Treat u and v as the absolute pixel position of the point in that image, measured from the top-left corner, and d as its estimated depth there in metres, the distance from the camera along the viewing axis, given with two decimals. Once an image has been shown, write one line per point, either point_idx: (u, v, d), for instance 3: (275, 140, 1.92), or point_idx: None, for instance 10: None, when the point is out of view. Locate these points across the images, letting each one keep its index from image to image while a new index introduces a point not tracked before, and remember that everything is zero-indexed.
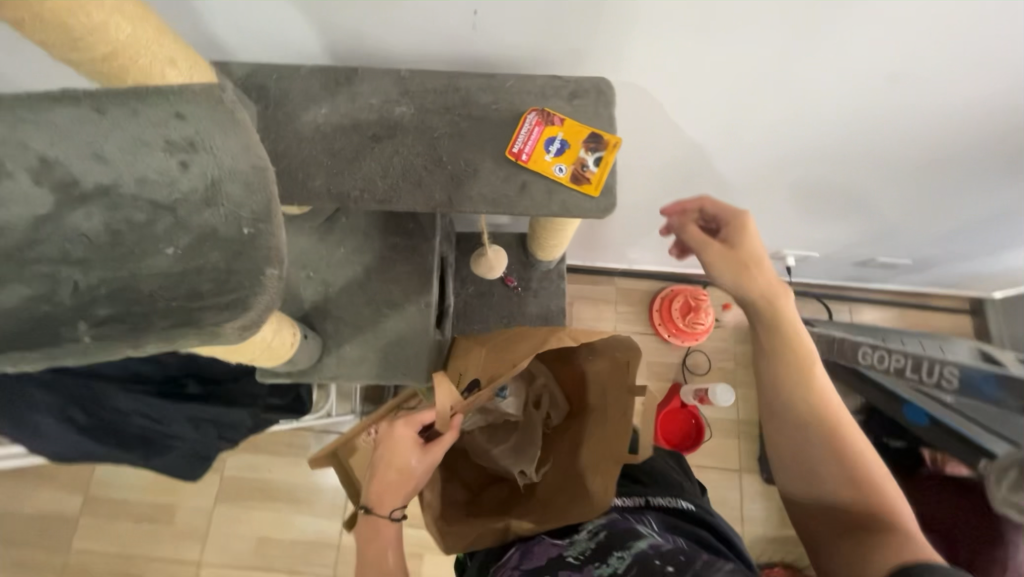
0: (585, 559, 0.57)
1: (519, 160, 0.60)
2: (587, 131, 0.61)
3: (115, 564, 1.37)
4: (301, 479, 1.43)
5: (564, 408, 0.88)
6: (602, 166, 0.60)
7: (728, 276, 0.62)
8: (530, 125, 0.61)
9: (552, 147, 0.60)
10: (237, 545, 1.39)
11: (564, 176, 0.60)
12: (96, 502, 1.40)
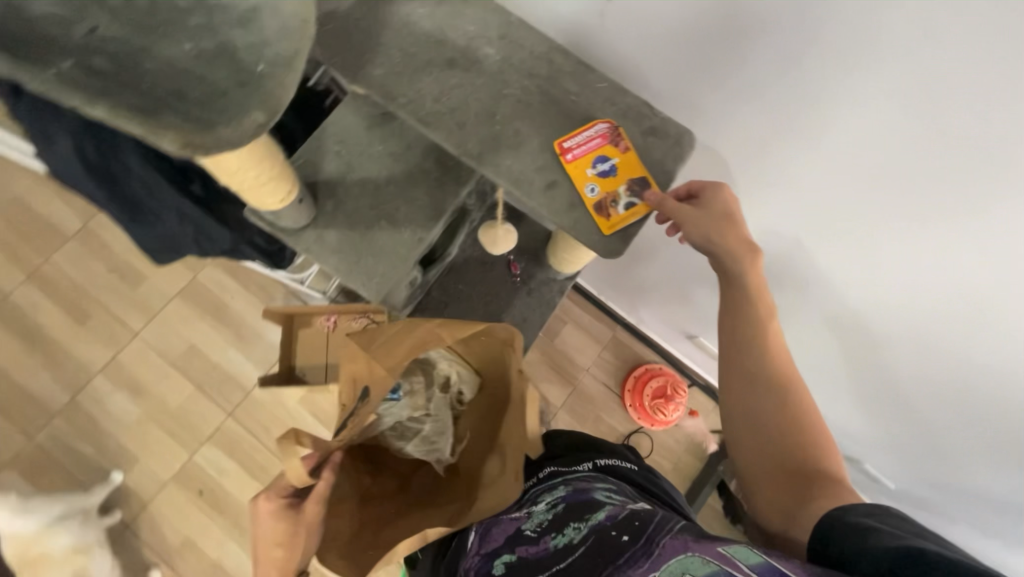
0: (541, 530, 0.61)
1: (563, 156, 0.59)
2: (640, 173, 0.61)
3: (75, 293, 1.49)
4: (253, 320, 1.51)
5: (474, 381, 0.90)
6: (631, 211, 0.60)
7: (703, 234, 0.58)
8: (594, 133, 0.60)
9: (598, 165, 0.59)
10: (171, 339, 1.49)
11: (591, 197, 0.60)
12: (89, 235, 1.52)
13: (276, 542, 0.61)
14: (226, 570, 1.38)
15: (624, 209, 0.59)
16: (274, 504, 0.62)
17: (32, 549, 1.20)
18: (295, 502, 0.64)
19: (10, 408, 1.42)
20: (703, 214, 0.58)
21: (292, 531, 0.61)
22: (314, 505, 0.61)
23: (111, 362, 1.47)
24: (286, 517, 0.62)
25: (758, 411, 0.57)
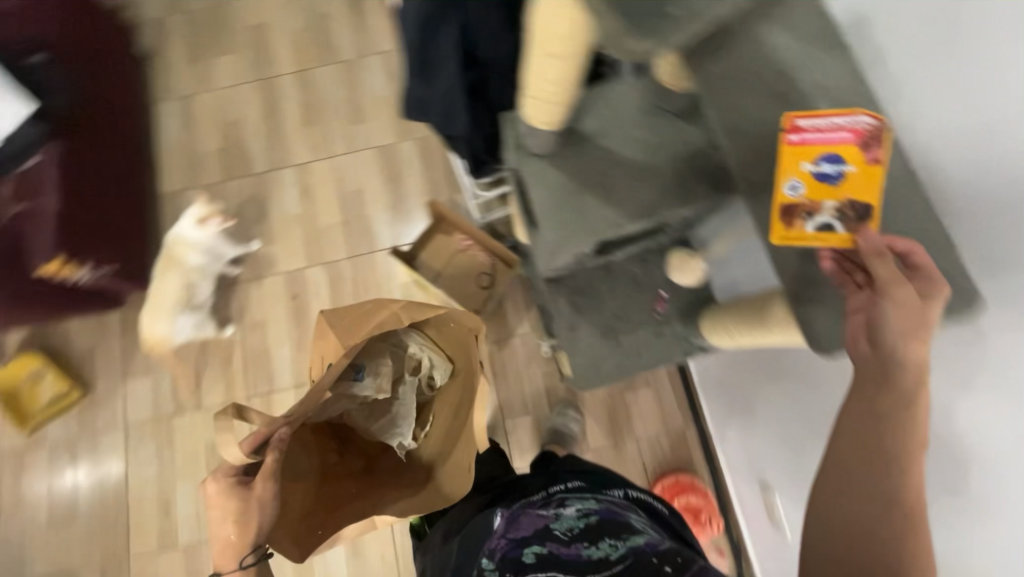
0: (572, 535, 0.75)
1: (789, 139, 0.65)
2: (863, 198, 0.62)
3: (320, 102, 1.78)
4: (413, 203, 1.67)
5: (444, 369, 1.17)
6: (824, 234, 0.63)
7: (902, 325, 0.55)
8: (840, 133, 0.63)
9: (819, 166, 0.63)
10: (353, 177, 1.71)
11: (791, 194, 0.65)
12: (356, 68, 1.79)
13: (231, 512, 0.83)
14: (270, 366, 1.57)
15: (816, 229, 0.64)
16: (224, 484, 0.84)
17: (176, 247, 1.43)
18: (244, 483, 0.85)
19: (229, 150, 1.75)
20: (915, 304, 0.55)
21: (246, 503, 0.83)
22: (263, 484, 0.83)
23: (307, 165, 1.73)
24: (240, 492, 0.84)
25: (846, 513, 0.53)
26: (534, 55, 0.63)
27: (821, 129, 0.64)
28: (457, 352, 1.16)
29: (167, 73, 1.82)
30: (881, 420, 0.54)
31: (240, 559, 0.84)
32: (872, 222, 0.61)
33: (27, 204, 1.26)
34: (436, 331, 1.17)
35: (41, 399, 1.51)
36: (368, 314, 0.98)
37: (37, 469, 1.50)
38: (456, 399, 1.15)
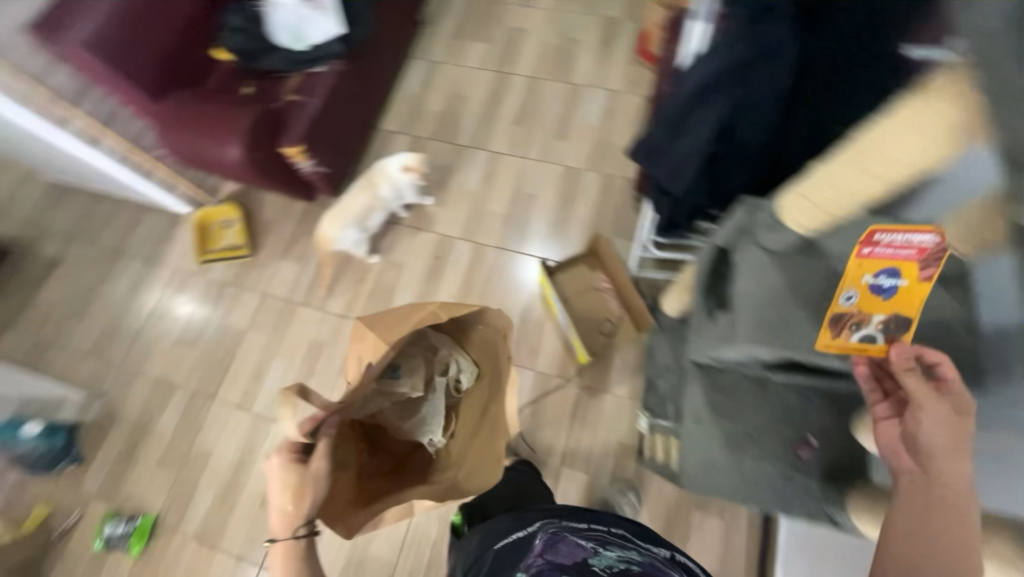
0: (610, 571, 0.73)
1: (859, 254, 0.70)
2: (903, 314, 0.72)
3: (537, 105, 1.90)
4: (575, 227, 1.72)
5: (472, 372, 1.27)
6: (866, 345, 0.74)
7: (942, 437, 0.62)
8: (910, 250, 0.68)
9: (877, 283, 0.71)
10: (533, 181, 1.80)
11: (846, 305, 0.74)
12: (580, 90, 1.90)
13: (290, 485, 0.85)
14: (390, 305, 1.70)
15: (860, 340, 0.75)
16: (286, 458, 0.86)
17: (377, 174, 1.56)
18: (300, 459, 0.88)
19: (445, 116, 1.93)
20: (949, 414, 0.63)
21: (304, 477, 0.85)
22: (319, 460, 0.86)
23: (500, 155, 1.85)
24: (297, 469, 0.86)
25: None
26: (845, 160, 0.63)
27: (893, 244, 0.68)
28: (483, 355, 1.27)
29: (428, 35, 2.07)
30: (936, 539, 0.60)
31: (295, 530, 0.84)
32: (905, 334, 0.73)
33: (307, 97, 1.49)
34: (464, 337, 1.29)
35: (219, 243, 1.80)
36: (404, 315, 1.04)
37: (188, 296, 1.75)
38: (482, 400, 1.26)
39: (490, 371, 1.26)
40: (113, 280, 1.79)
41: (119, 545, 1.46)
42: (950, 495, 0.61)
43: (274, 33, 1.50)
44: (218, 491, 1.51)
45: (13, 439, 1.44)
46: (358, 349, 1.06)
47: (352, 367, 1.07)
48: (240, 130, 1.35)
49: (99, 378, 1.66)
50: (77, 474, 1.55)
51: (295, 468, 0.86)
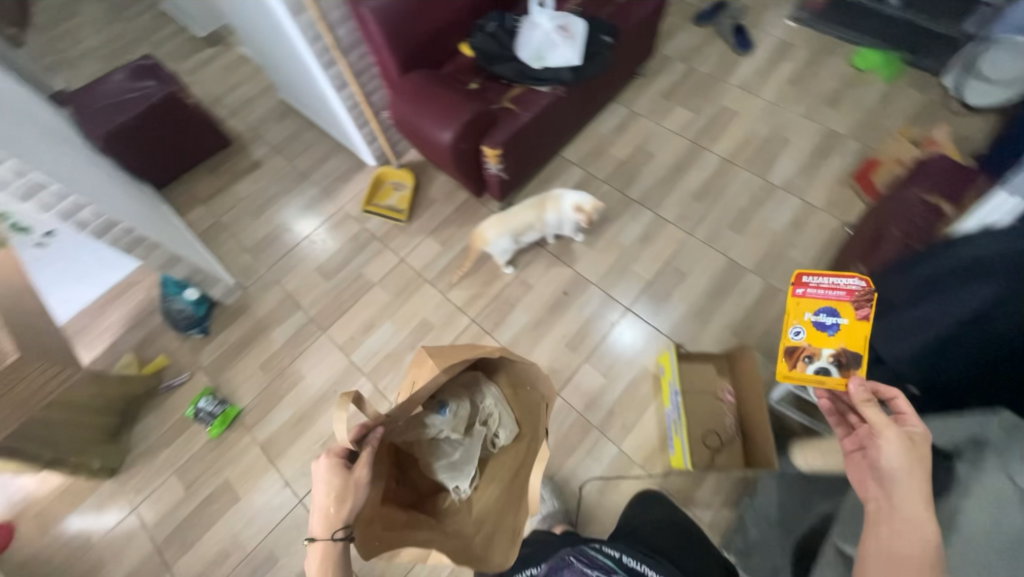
0: None
1: (793, 291, 1.00)
2: (844, 346, 0.96)
3: (722, 188, 1.84)
4: (716, 323, 1.61)
5: (511, 430, 1.16)
6: (821, 375, 0.97)
7: (896, 453, 0.76)
8: (837, 292, 0.97)
9: (814, 319, 0.99)
10: (690, 259, 1.73)
11: (793, 338, 1.00)
12: (773, 190, 1.80)
13: (331, 491, 0.82)
14: (504, 317, 1.70)
15: (813, 371, 0.97)
16: (333, 461, 0.84)
17: (550, 200, 1.57)
18: (346, 464, 0.86)
19: (625, 164, 1.94)
20: (904, 437, 0.78)
21: (345, 485, 0.82)
22: (362, 468, 0.83)
23: (666, 221, 1.80)
24: (340, 473, 0.83)
25: None
26: None
27: (821, 288, 0.99)
28: (525, 414, 1.17)
29: (639, 87, 2.10)
30: (902, 547, 0.69)
31: (332, 531, 0.79)
32: (855, 367, 0.95)
33: (521, 111, 1.56)
34: (511, 389, 1.20)
35: (384, 200, 1.95)
36: (464, 349, 1.01)
37: (342, 234, 1.92)
38: (514, 463, 1.14)
39: (529, 433, 1.14)
40: (293, 196, 2.03)
41: (203, 422, 1.59)
42: (908, 507, 0.72)
43: (519, 47, 1.58)
44: (295, 414, 1.60)
45: (178, 297, 1.65)
46: (415, 373, 1.04)
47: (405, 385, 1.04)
48: (458, 120, 1.44)
49: (249, 272, 1.86)
50: (199, 343, 1.74)
51: (340, 471, 0.83)
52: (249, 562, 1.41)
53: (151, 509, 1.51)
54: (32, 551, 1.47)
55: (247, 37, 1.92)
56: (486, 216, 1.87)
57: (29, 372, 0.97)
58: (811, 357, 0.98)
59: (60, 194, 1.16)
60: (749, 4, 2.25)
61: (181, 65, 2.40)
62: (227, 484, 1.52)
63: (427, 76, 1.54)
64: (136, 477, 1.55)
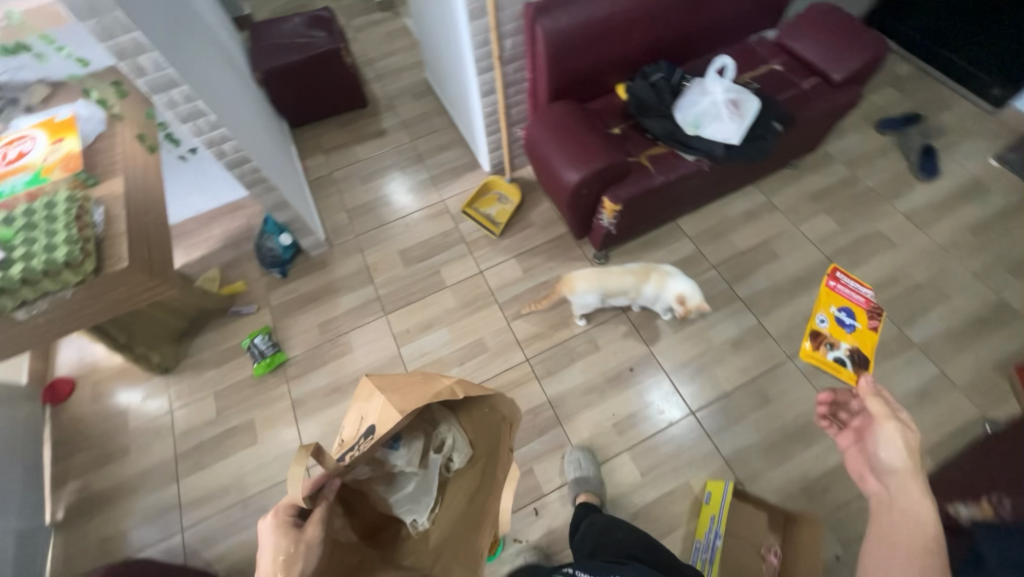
0: None
1: (829, 284, 1.65)
2: (867, 330, 1.58)
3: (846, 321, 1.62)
4: (788, 467, 1.42)
5: (466, 453, 1.02)
6: (839, 363, 1.53)
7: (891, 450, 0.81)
8: (858, 296, 1.63)
9: (837, 317, 1.60)
10: (783, 384, 1.53)
11: (822, 326, 1.58)
12: (906, 346, 1.57)
13: (276, 556, 0.71)
14: (560, 367, 1.60)
15: (833, 356, 1.55)
16: (279, 521, 0.75)
17: (655, 273, 1.46)
18: (294, 523, 0.76)
19: (744, 256, 1.76)
20: (900, 435, 0.82)
21: (295, 548, 0.72)
22: (315, 527, 0.75)
23: (767, 333, 1.62)
24: (289, 534, 0.74)
25: None
26: None
27: (849, 289, 1.64)
28: (482, 433, 1.04)
29: (786, 178, 1.91)
30: (897, 536, 0.73)
31: None
32: (864, 363, 1.54)
33: (655, 171, 1.45)
34: (464, 408, 1.06)
35: (485, 208, 1.92)
36: (418, 381, 0.89)
37: (434, 226, 1.92)
38: (470, 485, 1.01)
39: (487, 456, 1.02)
40: (402, 173, 2.07)
41: (252, 357, 1.65)
42: (907, 507, 0.75)
43: (678, 108, 1.47)
44: (332, 383, 1.62)
45: (273, 237, 1.73)
46: (362, 406, 0.90)
47: (350, 425, 0.92)
48: (590, 163, 1.36)
49: (339, 232, 1.93)
50: (275, 282, 1.82)
51: (289, 532, 0.74)
52: (245, 507, 1.44)
53: (182, 418, 1.59)
54: (80, 414, 1.61)
55: (419, 16, 1.98)
56: (578, 259, 1.79)
57: (131, 281, 1.04)
58: (832, 345, 1.56)
59: (213, 124, 1.23)
60: (948, 126, 1.96)
61: (353, 21, 2.54)
62: (252, 424, 1.57)
63: (572, 109, 1.49)
64: (181, 384, 1.65)
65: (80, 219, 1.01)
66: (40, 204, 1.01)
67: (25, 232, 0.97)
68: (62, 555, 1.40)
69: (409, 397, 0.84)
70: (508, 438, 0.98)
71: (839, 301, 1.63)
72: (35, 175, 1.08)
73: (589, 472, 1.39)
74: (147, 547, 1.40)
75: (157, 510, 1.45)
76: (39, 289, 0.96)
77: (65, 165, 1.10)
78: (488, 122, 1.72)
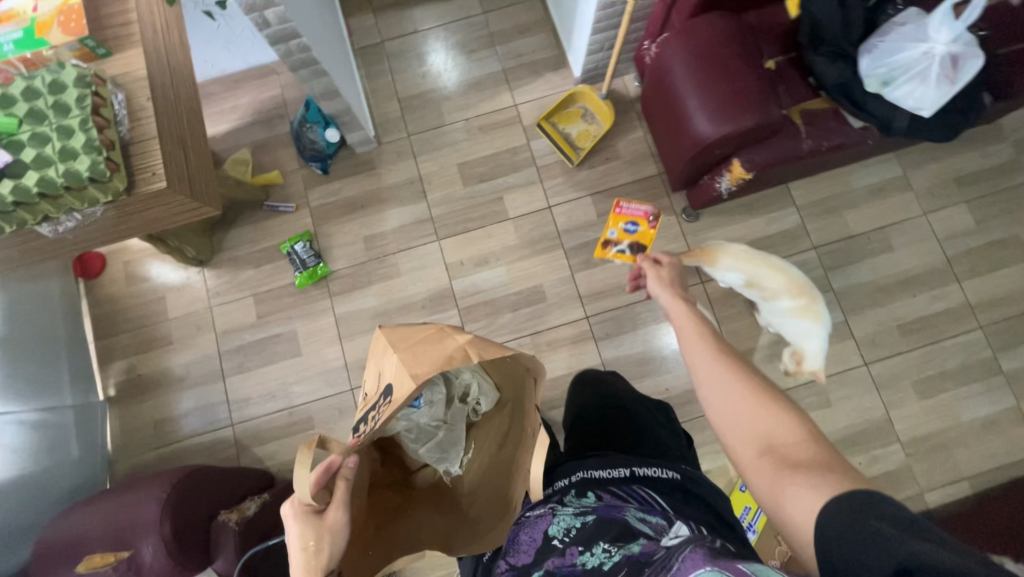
0: (569, 539, 0.75)
1: (615, 207, 1.53)
2: (648, 232, 1.51)
3: (939, 336, 1.48)
4: None
5: (493, 397, 0.92)
6: (622, 254, 1.52)
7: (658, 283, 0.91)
8: (642, 210, 1.52)
9: (625, 225, 1.52)
10: (851, 390, 1.46)
11: (608, 233, 1.53)
12: (994, 373, 1.46)
13: (304, 544, 0.69)
14: (620, 330, 1.50)
15: (618, 251, 1.52)
16: (298, 512, 0.71)
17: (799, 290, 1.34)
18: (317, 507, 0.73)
19: (851, 241, 1.54)
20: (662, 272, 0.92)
21: (320, 535, 0.70)
22: (337, 510, 0.71)
23: (851, 334, 1.49)
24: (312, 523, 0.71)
25: (713, 380, 0.72)
26: None
27: (631, 207, 1.52)
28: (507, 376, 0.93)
29: (932, 152, 1.58)
30: (681, 323, 0.82)
31: None
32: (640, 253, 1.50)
33: (805, 134, 1.14)
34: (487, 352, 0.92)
35: (565, 125, 1.60)
36: (434, 338, 0.75)
37: (502, 138, 1.61)
38: (499, 435, 0.94)
39: (510, 402, 0.93)
40: (469, 58, 1.67)
41: (293, 265, 1.53)
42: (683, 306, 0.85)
43: (869, 52, 1.09)
44: (377, 306, 1.52)
45: (317, 128, 1.52)
46: (377, 362, 0.80)
47: (371, 378, 0.82)
48: (736, 122, 1.06)
49: (388, 125, 1.63)
50: (315, 179, 1.59)
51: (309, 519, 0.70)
52: (292, 415, 1.47)
53: (223, 316, 1.53)
54: (116, 293, 1.54)
55: None
56: (664, 211, 1.56)
57: (169, 203, 0.84)
58: (618, 243, 1.52)
59: None
60: None
61: None
62: (294, 335, 1.52)
63: (727, 29, 1.10)
64: (219, 279, 1.55)
65: (97, 115, 0.77)
66: (44, 86, 0.76)
67: (32, 127, 0.75)
68: (120, 427, 1.48)
69: (422, 360, 0.72)
70: (536, 395, 0.88)
71: (623, 217, 1.52)
72: (27, 34, 0.79)
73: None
74: (198, 434, 1.47)
75: (205, 401, 1.49)
76: (61, 205, 0.77)
77: (63, 23, 0.79)
78: (600, 16, 1.29)
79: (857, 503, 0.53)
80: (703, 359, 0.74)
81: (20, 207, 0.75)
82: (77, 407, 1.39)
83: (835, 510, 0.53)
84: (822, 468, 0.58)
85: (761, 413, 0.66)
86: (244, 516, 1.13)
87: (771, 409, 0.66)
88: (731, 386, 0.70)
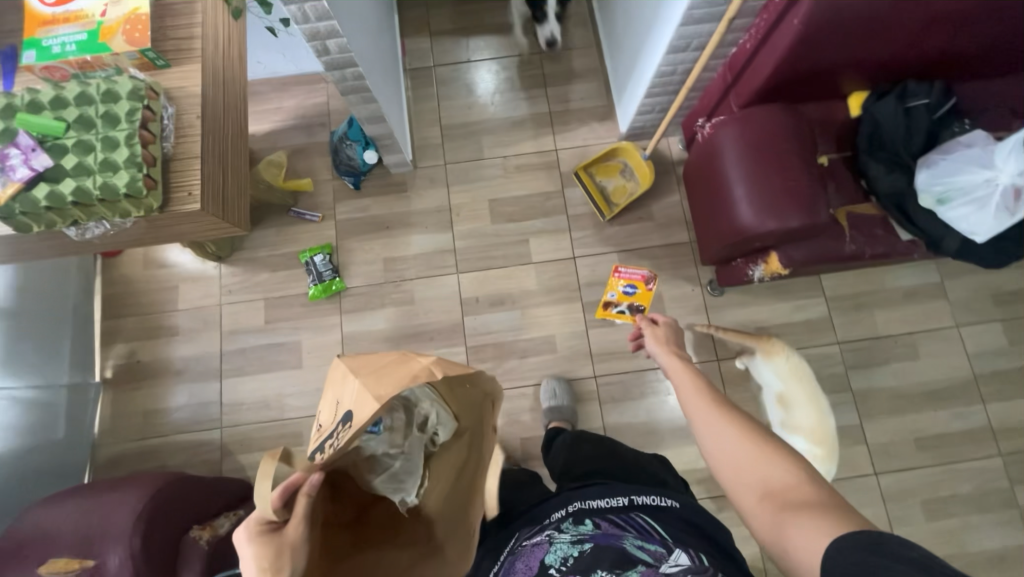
0: (564, 564, 0.65)
1: (614, 270, 1.53)
2: (647, 294, 1.51)
3: (955, 455, 1.42)
4: None
5: (452, 424, 0.83)
6: (623, 314, 1.50)
7: (654, 337, 0.89)
8: (640, 273, 1.52)
9: (625, 287, 1.51)
10: (856, 497, 1.40)
11: (607, 294, 1.52)
12: (1007, 504, 1.40)
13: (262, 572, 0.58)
14: (628, 396, 1.46)
15: (619, 311, 1.50)
16: (255, 533, 0.60)
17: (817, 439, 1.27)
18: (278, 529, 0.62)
19: (877, 342, 1.49)
20: (659, 328, 0.91)
21: (281, 558, 0.59)
22: (299, 527, 0.61)
23: (863, 438, 1.43)
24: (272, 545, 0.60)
25: (711, 427, 0.68)
26: None
27: (630, 271, 1.52)
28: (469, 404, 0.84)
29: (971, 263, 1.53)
30: (680, 374, 0.79)
31: None
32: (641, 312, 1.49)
33: (849, 238, 1.11)
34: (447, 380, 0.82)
35: (602, 178, 1.59)
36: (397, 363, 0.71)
37: (538, 180, 1.60)
38: (460, 461, 0.84)
39: (472, 428, 0.84)
40: (516, 94, 1.66)
41: (309, 275, 1.52)
42: (681, 357, 0.83)
43: (928, 166, 1.06)
44: (386, 331, 1.50)
45: (356, 147, 1.51)
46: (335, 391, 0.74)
47: (325, 408, 0.73)
48: (782, 220, 1.03)
49: (427, 150, 1.62)
50: (346, 192, 1.59)
51: (268, 539, 0.60)
52: (282, 427, 1.45)
53: (232, 315, 1.52)
54: (130, 276, 1.54)
55: None
56: (689, 280, 1.52)
57: (198, 221, 0.83)
58: (618, 303, 1.51)
59: (323, 13, 0.89)
60: None
61: None
62: (299, 346, 1.50)
63: (785, 124, 1.08)
64: (234, 276, 1.54)
65: (144, 129, 0.77)
66: (98, 93, 0.76)
67: (79, 134, 0.74)
68: (108, 411, 1.45)
69: (385, 381, 0.67)
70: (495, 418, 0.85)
71: (622, 279, 1.52)
72: (92, 36, 0.78)
73: (563, 402, 1.41)
74: (186, 430, 1.45)
75: (199, 399, 1.47)
76: (92, 214, 0.76)
77: (129, 31, 0.79)
78: (658, 82, 1.27)
79: (869, 537, 0.49)
80: (700, 408, 0.71)
81: (52, 211, 0.74)
82: (70, 386, 1.39)
83: (850, 543, 0.50)
84: (824, 507, 0.55)
85: (760, 458, 0.62)
86: (217, 535, 1.10)
87: (771, 454, 0.62)
88: (730, 432, 0.66)
